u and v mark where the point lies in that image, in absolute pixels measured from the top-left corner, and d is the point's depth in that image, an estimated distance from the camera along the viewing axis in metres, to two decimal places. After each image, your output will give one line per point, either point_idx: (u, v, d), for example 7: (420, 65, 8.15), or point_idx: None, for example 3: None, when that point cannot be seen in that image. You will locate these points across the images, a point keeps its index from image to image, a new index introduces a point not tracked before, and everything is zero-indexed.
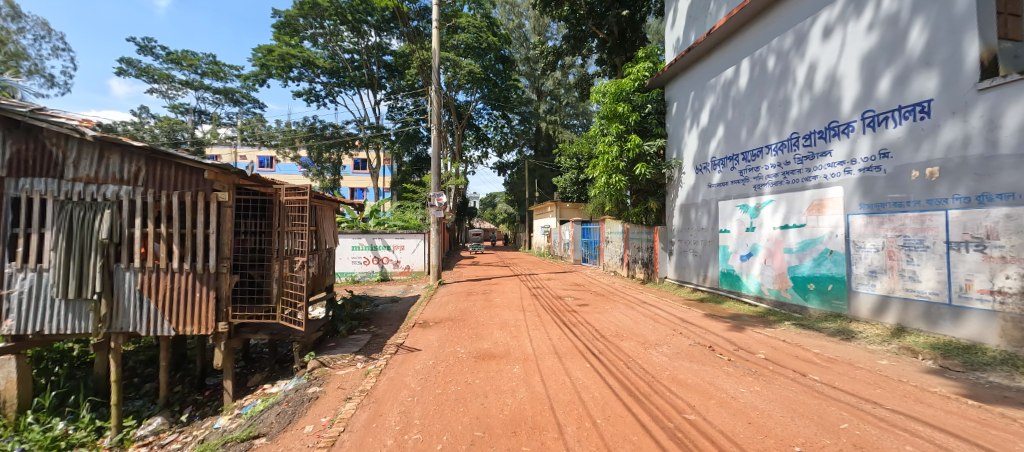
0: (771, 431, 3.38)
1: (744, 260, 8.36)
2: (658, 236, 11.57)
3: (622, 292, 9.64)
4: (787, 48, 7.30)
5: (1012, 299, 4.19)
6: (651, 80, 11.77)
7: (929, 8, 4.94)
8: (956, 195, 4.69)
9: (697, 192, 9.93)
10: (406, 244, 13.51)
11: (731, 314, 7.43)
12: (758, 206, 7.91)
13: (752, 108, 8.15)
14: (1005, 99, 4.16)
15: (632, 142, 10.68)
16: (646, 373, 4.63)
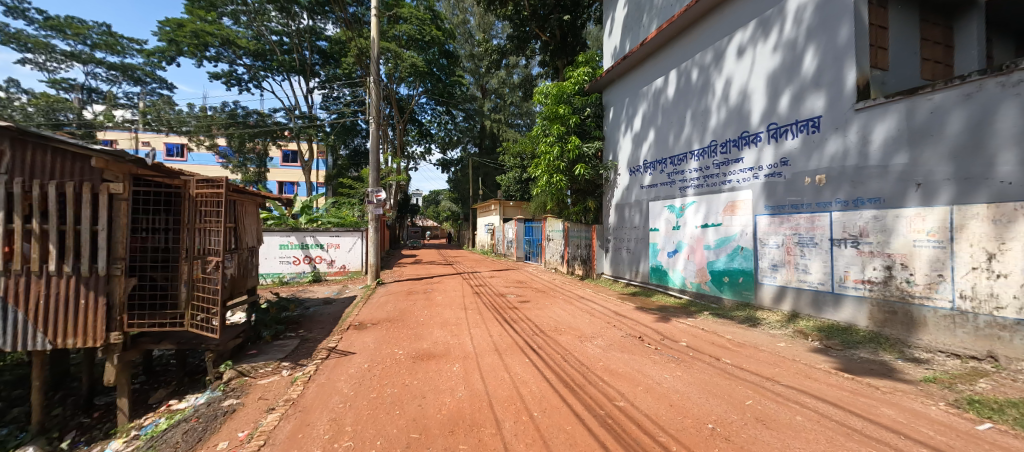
0: (688, 411, 3.71)
1: (670, 256, 9.03)
2: (596, 234, 12.12)
3: (563, 288, 9.96)
4: (708, 63, 8.01)
5: (878, 286, 5.02)
6: (590, 85, 12.29)
7: (819, 36, 5.70)
8: (838, 199, 5.48)
9: (631, 193, 10.56)
10: (341, 242, 12.80)
11: (659, 306, 8.00)
12: (683, 207, 8.58)
13: (678, 116, 8.84)
14: (875, 118, 4.98)
15: (572, 143, 11.13)
16: (581, 364, 4.85)
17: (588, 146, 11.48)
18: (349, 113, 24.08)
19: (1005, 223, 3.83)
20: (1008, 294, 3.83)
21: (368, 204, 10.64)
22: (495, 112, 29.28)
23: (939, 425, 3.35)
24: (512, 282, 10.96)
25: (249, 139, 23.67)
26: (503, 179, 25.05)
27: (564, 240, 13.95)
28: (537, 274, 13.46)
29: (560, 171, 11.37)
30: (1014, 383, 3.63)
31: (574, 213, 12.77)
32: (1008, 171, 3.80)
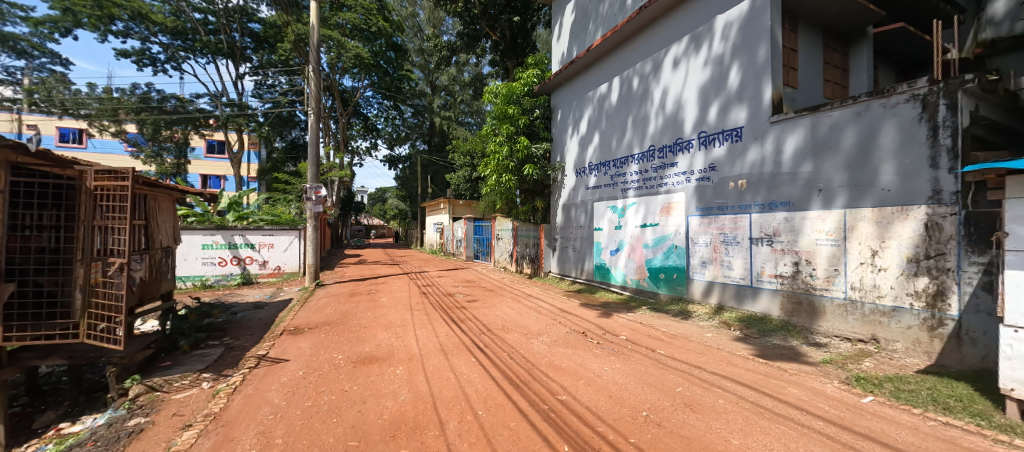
0: (625, 401, 3.91)
1: (613, 254, 9.46)
2: (544, 233, 12.37)
3: (512, 287, 10.06)
4: (647, 72, 8.51)
5: (788, 280, 5.66)
6: (539, 87, 12.53)
7: (742, 54, 6.28)
8: (757, 202, 6.07)
9: (577, 194, 10.92)
10: (275, 242, 11.93)
11: (601, 302, 8.36)
12: (625, 207, 9.02)
13: (620, 122, 9.30)
14: (787, 131, 5.63)
15: (521, 144, 11.29)
16: (526, 361, 4.93)
17: (536, 146, 11.71)
18: (285, 102, 22.35)
19: (884, 225, 4.60)
20: (886, 284, 4.60)
21: (306, 201, 9.99)
22: (445, 109, 28.77)
23: (833, 400, 3.85)
24: (461, 282, 10.86)
25: (166, 127, 21.23)
26: (453, 178, 24.70)
27: (512, 239, 13.91)
28: (486, 273, 13.44)
29: (509, 172, 11.40)
30: (890, 361, 4.38)
31: (523, 213, 12.92)
32: (889, 181, 4.55)
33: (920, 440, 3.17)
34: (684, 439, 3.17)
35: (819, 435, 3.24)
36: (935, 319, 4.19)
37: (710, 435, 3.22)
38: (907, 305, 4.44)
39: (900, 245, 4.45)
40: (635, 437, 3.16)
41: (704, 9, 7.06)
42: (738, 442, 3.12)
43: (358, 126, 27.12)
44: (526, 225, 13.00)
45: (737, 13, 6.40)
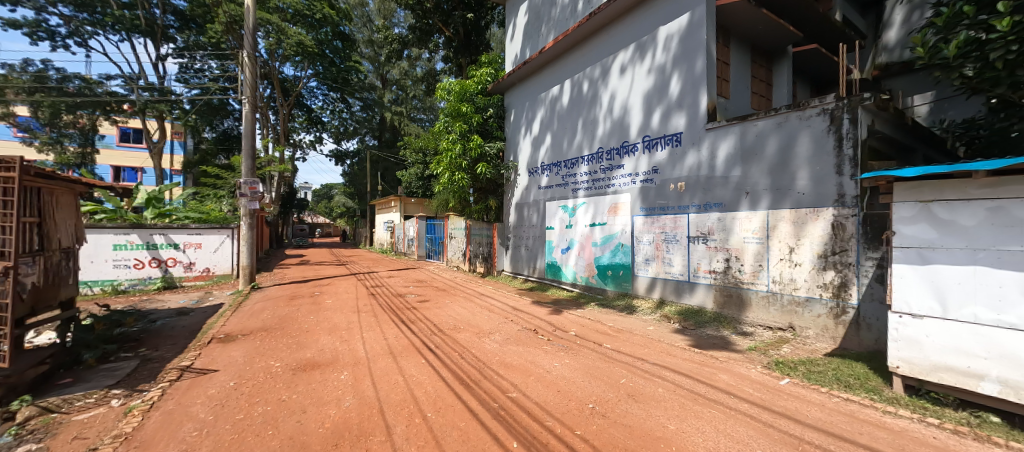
0: (573, 394, 4.04)
1: (563, 253, 9.71)
2: (497, 232, 12.42)
3: (464, 287, 10.00)
4: (596, 77, 8.83)
5: (720, 275, 6.14)
6: (492, 86, 12.53)
7: (681, 65, 6.71)
8: (694, 203, 6.52)
9: (530, 193, 11.09)
10: (204, 241, 10.95)
11: (552, 300, 8.58)
12: (575, 207, 9.31)
13: (571, 124, 9.56)
14: (720, 138, 6.10)
15: (474, 142, 11.26)
16: (477, 360, 4.93)
17: (490, 145, 11.74)
18: (216, 89, 20.42)
19: (799, 224, 5.15)
20: (801, 278, 5.15)
21: (239, 197, 9.30)
22: (396, 104, 27.91)
23: (758, 384, 4.26)
24: (412, 282, 10.61)
25: (68, 110, 18.60)
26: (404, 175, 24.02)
27: (465, 239, 13.39)
28: (438, 273, 13.23)
29: (461, 170, 11.41)
30: (803, 346, 4.94)
31: (476, 212, 12.91)
32: (803, 186, 5.10)
33: (826, 415, 3.59)
34: (627, 427, 3.34)
35: (744, 417, 3.56)
36: (839, 307, 4.79)
37: (651, 423, 3.42)
38: (817, 295, 5.01)
39: (811, 243, 5.01)
40: (581, 429, 3.27)
41: (648, 20, 7.46)
42: (675, 428, 3.34)
43: (300, 118, 25.52)
44: (479, 223, 12.96)
45: (678, 26, 6.82)
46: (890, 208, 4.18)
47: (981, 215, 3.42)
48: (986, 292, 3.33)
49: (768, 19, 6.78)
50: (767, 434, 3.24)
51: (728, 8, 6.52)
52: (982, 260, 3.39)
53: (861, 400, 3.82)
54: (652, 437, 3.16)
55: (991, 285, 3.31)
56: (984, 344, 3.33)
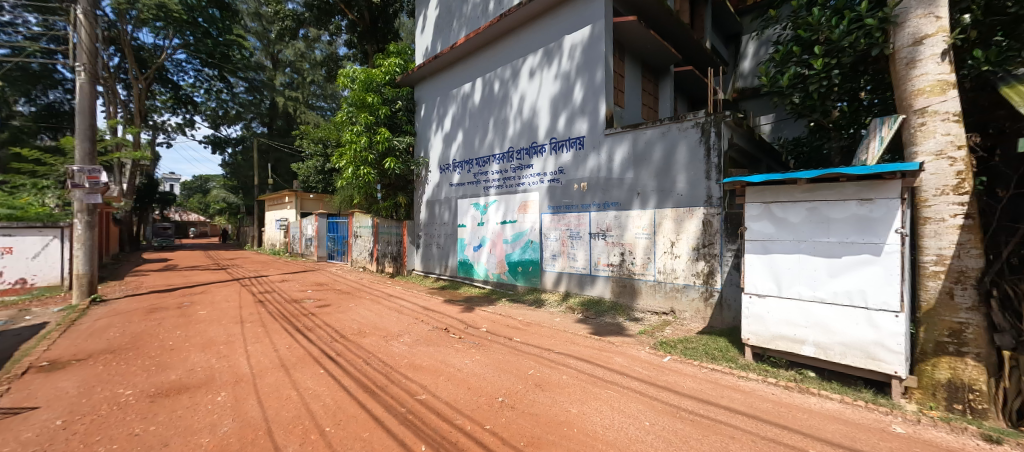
0: (483, 390, 4.10)
1: (475, 250, 9.77)
2: (406, 230, 11.96)
3: (370, 289, 9.45)
4: (507, 78, 9.02)
5: (616, 268, 6.77)
6: (400, 78, 11.99)
7: (584, 73, 7.23)
8: (595, 202, 7.08)
9: (441, 190, 10.92)
10: (16, 244, 8.75)
11: (464, 297, 8.61)
12: (486, 205, 9.41)
13: (483, 122, 9.64)
14: (616, 143, 6.71)
15: (381, 135, 10.71)
16: (384, 365, 4.71)
17: (398, 139, 11.27)
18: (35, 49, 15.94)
19: (679, 222, 5.92)
20: (679, 268, 5.94)
21: (71, 188, 7.61)
22: (291, 89, 25.08)
23: (646, 363, 4.82)
24: (310, 286, 9.67)
25: None
26: (299, 167, 21.57)
27: (374, 237, 12.96)
28: (340, 275, 12.23)
29: (367, 164, 10.81)
30: (682, 326, 5.72)
31: (385, 209, 12.32)
32: (682, 188, 5.87)
33: (696, 385, 4.20)
34: (534, 416, 3.48)
35: (634, 393, 3.99)
36: (708, 291, 5.64)
37: (556, 409, 3.63)
38: (691, 282, 5.84)
39: (687, 237, 5.80)
40: (490, 424, 3.33)
41: (555, 28, 7.87)
42: (577, 410, 3.60)
43: (164, 96, 21.37)
44: (387, 222, 12.42)
45: (581, 36, 7.33)
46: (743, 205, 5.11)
47: (804, 214, 4.39)
48: (807, 275, 4.34)
49: (654, 39, 7.66)
50: (652, 406, 3.69)
51: (623, 26, 7.21)
52: (804, 249, 4.38)
53: (723, 369, 4.57)
54: (557, 423, 3.35)
55: (810, 269, 4.31)
56: (805, 316, 4.33)
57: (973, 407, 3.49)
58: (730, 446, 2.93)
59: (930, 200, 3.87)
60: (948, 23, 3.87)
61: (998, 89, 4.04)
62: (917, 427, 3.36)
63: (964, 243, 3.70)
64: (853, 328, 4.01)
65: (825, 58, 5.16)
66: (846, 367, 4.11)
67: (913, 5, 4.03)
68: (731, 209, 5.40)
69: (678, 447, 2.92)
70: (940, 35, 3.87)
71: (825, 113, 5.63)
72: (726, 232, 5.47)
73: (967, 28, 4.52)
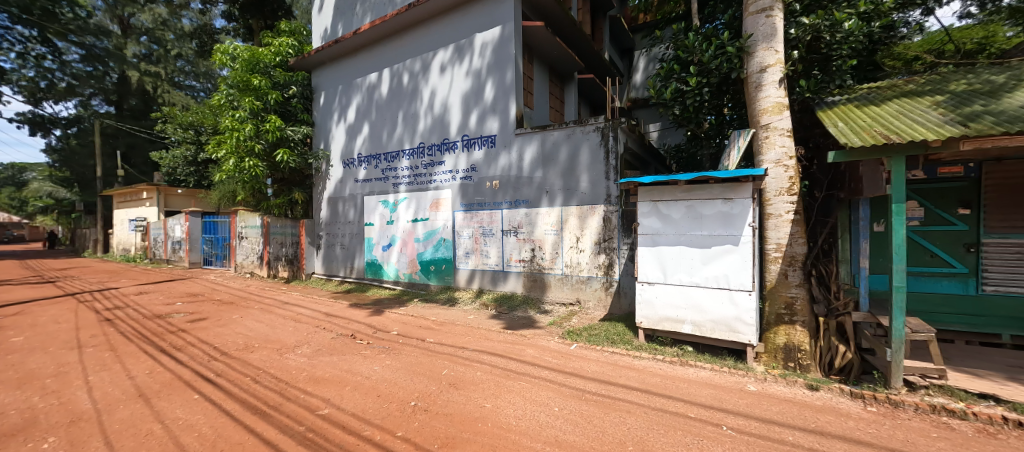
0: (394, 396, 3.87)
1: (385, 250, 9.33)
2: (304, 230, 11.02)
3: (260, 297, 8.35)
4: (416, 71, 8.72)
5: (527, 263, 7.05)
6: (294, 61, 10.78)
7: (494, 73, 7.34)
8: (506, 200, 7.25)
9: (346, 187, 10.21)
10: None
11: (373, 300, 8.17)
12: (395, 202, 9.04)
13: (391, 115, 9.20)
14: (526, 142, 6.96)
15: (271, 123, 9.48)
16: (278, 381, 4.20)
17: (292, 129, 10.14)
18: None
19: (583, 218, 6.37)
20: (584, 261, 6.40)
21: None
22: (148, 62, 20.08)
23: (554, 352, 5.10)
24: (180, 298, 8.17)
25: None
26: (158, 156, 17.62)
27: (261, 237, 11.05)
28: (220, 283, 10.56)
29: (255, 156, 9.68)
30: (586, 315, 6.19)
31: (276, 206, 10.98)
32: (585, 187, 6.33)
33: (599, 368, 4.56)
34: (448, 416, 3.38)
35: (544, 382, 4.18)
36: (608, 282, 6.19)
37: (471, 406, 3.61)
38: (594, 274, 6.34)
39: (590, 233, 6.28)
40: (402, 430, 3.12)
41: (466, 25, 7.83)
42: (490, 405, 3.62)
43: None
44: (280, 220, 10.77)
45: (491, 36, 7.41)
46: (636, 203, 5.70)
47: (683, 211, 5.03)
48: (686, 264, 5.00)
49: (559, 46, 8.13)
50: (561, 392, 3.89)
51: (531, 30, 7.48)
52: (683, 241, 5.02)
53: (621, 351, 5.05)
54: (471, 420, 3.30)
55: (688, 258, 4.97)
56: (684, 299, 4.99)
57: (800, 363, 4.46)
58: (627, 420, 3.23)
59: (772, 200, 4.73)
60: (783, 57, 4.79)
61: (815, 112, 5.14)
62: (764, 384, 4.14)
63: (794, 233, 4.64)
64: (719, 307, 4.75)
65: (698, 77, 5.98)
66: (714, 340, 4.86)
67: (760, 39, 4.86)
68: (626, 207, 5.99)
69: (583, 427, 3.10)
70: (778, 66, 4.77)
71: (698, 124, 6.54)
72: (622, 227, 6.06)
73: (796, 61, 5.64)
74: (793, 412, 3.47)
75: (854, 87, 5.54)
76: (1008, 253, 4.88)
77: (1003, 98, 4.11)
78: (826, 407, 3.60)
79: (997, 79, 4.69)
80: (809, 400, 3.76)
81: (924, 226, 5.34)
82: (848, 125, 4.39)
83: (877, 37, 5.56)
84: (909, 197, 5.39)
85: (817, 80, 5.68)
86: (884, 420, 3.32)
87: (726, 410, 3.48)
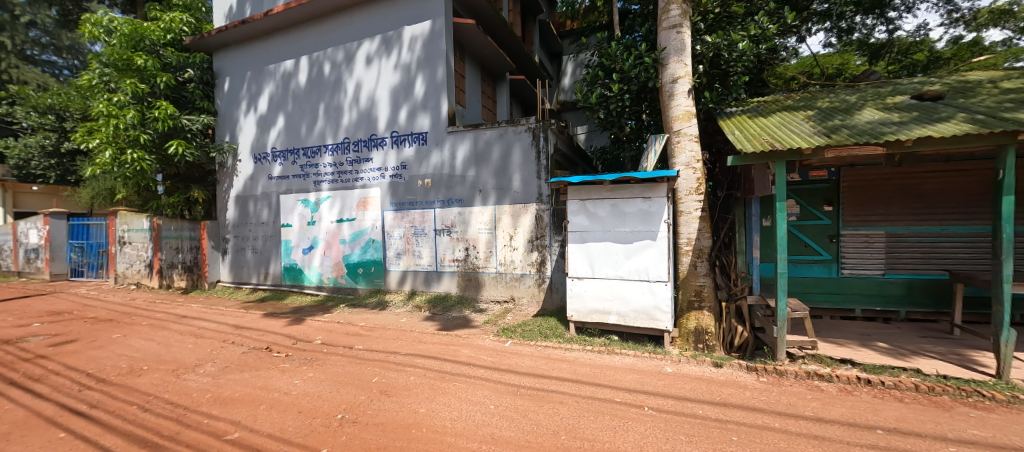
0: (318, 411, 3.33)
1: (305, 253, 8.63)
2: (205, 233, 9.68)
3: (151, 312, 7.20)
4: (339, 61, 8.18)
5: (461, 263, 7.01)
6: (190, 40, 9.48)
7: (425, 68, 7.18)
8: (439, 199, 7.13)
9: (257, 184, 9.26)
10: None
11: (292, 308, 7.50)
12: (317, 201, 8.42)
13: (310, 107, 8.53)
14: (458, 141, 6.91)
15: (161, 110, 8.13)
16: (177, 405, 3.49)
17: (188, 118, 8.87)
18: None
19: (516, 217, 6.50)
20: (517, 259, 6.54)
21: None
22: None
23: (490, 350, 5.11)
24: (38, 318, 6.73)
25: None
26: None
27: (152, 242, 9.74)
28: (94, 298, 8.92)
29: (141, 147, 8.39)
30: (520, 312, 6.33)
31: (169, 206, 9.57)
32: (517, 186, 6.46)
33: (533, 363, 4.67)
34: (379, 426, 3.03)
35: (480, 381, 4.16)
36: (540, 278, 6.39)
37: (403, 412, 3.31)
38: (527, 271, 6.51)
39: (523, 231, 6.43)
40: (327, 446, 2.68)
41: (394, 16, 7.54)
42: (425, 410, 3.38)
43: None
44: (174, 222, 9.55)
45: (421, 30, 7.24)
46: (566, 202, 5.94)
47: (608, 209, 5.35)
48: (611, 259, 5.32)
49: (491, 46, 8.22)
50: (496, 390, 3.89)
51: (462, 27, 7.44)
52: (609, 237, 5.34)
53: (554, 344, 5.22)
54: (404, 426, 3.01)
55: (613, 253, 5.30)
56: (610, 292, 5.31)
57: (707, 344, 5.00)
58: (560, 411, 3.33)
59: (684, 198, 5.21)
60: (690, 70, 5.29)
61: (717, 121, 5.79)
62: (679, 365, 4.56)
63: (701, 229, 5.17)
64: (640, 297, 5.14)
65: (620, 84, 6.43)
66: (636, 328, 5.25)
67: (671, 52, 5.33)
68: (557, 206, 6.24)
69: (519, 422, 3.11)
70: (686, 78, 5.26)
71: (620, 128, 7.01)
72: (553, 225, 6.30)
73: (701, 75, 6.32)
74: (703, 388, 3.86)
75: (746, 101, 6.36)
76: (859, 242, 5.95)
77: (854, 115, 5.00)
78: (728, 381, 4.08)
79: (850, 99, 5.69)
80: (715, 376, 4.23)
81: (800, 220, 6.28)
82: (743, 133, 5.02)
83: (764, 57, 6.42)
84: (789, 197, 6.29)
85: (718, 93, 6.42)
86: (772, 388, 3.86)
87: (648, 392, 3.77)
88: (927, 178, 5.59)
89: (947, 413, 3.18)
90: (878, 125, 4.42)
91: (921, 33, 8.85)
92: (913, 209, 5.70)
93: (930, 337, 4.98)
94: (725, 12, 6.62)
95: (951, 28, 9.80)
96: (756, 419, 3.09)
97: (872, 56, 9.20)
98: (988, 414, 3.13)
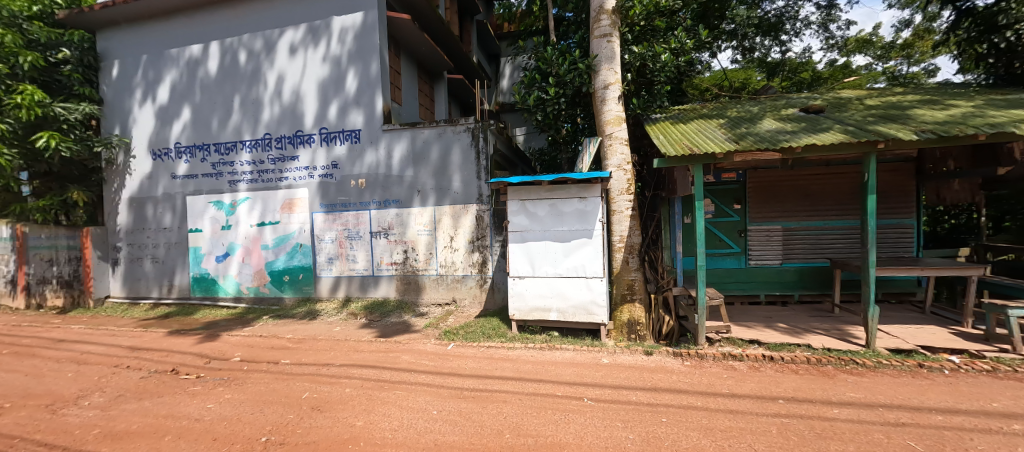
0: (238, 436, 3.00)
1: (220, 261, 7.78)
2: (87, 241, 8.25)
3: (14, 338, 5.98)
4: (256, 50, 7.48)
5: (400, 266, 6.79)
6: (64, 14, 8.08)
7: (357, 63, 6.84)
8: (374, 200, 6.83)
9: (158, 185, 8.15)
10: None
11: (205, 323, 6.69)
12: (233, 203, 7.63)
13: (223, 99, 7.70)
14: (395, 139, 6.67)
15: (24, 95, 6.79)
16: (51, 445, 2.92)
17: (62, 106, 7.54)
18: None
19: (456, 217, 6.46)
20: (458, 260, 6.51)
21: None
22: None
23: (431, 354, 5.00)
24: None
25: None
26: None
27: (15, 254, 8.25)
28: None
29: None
30: (462, 314, 6.30)
31: (38, 210, 7.91)
32: (457, 187, 6.42)
33: (476, 364, 4.66)
34: (311, 444, 2.81)
35: (423, 387, 4.04)
36: (482, 279, 6.43)
37: (338, 427, 3.10)
38: (469, 272, 6.51)
39: (464, 231, 6.41)
40: None
41: (322, 5, 7.08)
42: (362, 422, 3.21)
43: None
44: (45, 229, 8.06)
45: (352, 22, 6.89)
46: (506, 202, 6.00)
47: (547, 209, 5.48)
48: (550, 257, 5.47)
49: (428, 43, 8.06)
50: (440, 395, 3.82)
51: (397, 21, 7.20)
52: (548, 236, 5.48)
53: (497, 344, 5.25)
54: (340, 442, 2.83)
55: (552, 252, 5.46)
56: (551, 290, 5.46)
57: (639, 334, 5.36)
58: (504, 410, 3.36)
59: (616, 198, 5.53)
60: (620, 77, 5.62)
61: (644, 126, 6.21)
62: (614, 356, 4.82)
63: (631, 227, 5.52)
64: (578, 293, 5.36)
65: (555, 88, 6.66)
66: (575, 323, 5.47)
67: (603, 60, 5.61)
68: (497, 206, 6.31)
69: (462, 425, 3.08)
70: (617, 84, 5.58)
71: (557, 131, 7.28)
72: (494, 225, 6.38)
73: (628, 82, 6.77)
74: (635, 376, 4.13)
75: (668, 108, 6.97)
76: (762, 236, 6.75)
77: (756, 124, 5.67)
78: (658, 367, 4.41)
79: (752, 109, 6.44)
80: (646, 363, 4.55)
81: (715, 218, 6.95)
82: (665, 138, 5.44)
83: (682, 68, 7.05)
84: (706, 196, 6.92)
85: (645, 100, 6.94)
86: (695, 370, 4.24)
87: (587, 384, 3.94)
88: (812, 180, 6.54)
89: (832, 380, 3.74)
90: (775, 133, 5.05)
91: (806, 55, 10.36)
92: (803, 207, 6.61)
93: (818, 316, 5.80)
94: (649, 25, 7.13)
95: (828, 52, 11.56)
96: (682, 401, 3.37)
97: (769, 73, 10.52)
98: (861, 379, 3.72)
